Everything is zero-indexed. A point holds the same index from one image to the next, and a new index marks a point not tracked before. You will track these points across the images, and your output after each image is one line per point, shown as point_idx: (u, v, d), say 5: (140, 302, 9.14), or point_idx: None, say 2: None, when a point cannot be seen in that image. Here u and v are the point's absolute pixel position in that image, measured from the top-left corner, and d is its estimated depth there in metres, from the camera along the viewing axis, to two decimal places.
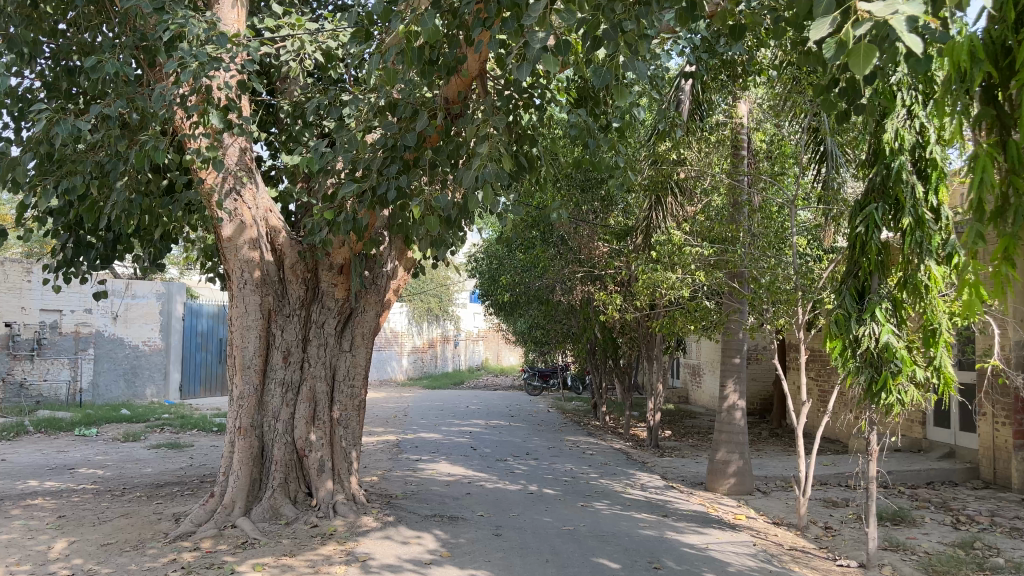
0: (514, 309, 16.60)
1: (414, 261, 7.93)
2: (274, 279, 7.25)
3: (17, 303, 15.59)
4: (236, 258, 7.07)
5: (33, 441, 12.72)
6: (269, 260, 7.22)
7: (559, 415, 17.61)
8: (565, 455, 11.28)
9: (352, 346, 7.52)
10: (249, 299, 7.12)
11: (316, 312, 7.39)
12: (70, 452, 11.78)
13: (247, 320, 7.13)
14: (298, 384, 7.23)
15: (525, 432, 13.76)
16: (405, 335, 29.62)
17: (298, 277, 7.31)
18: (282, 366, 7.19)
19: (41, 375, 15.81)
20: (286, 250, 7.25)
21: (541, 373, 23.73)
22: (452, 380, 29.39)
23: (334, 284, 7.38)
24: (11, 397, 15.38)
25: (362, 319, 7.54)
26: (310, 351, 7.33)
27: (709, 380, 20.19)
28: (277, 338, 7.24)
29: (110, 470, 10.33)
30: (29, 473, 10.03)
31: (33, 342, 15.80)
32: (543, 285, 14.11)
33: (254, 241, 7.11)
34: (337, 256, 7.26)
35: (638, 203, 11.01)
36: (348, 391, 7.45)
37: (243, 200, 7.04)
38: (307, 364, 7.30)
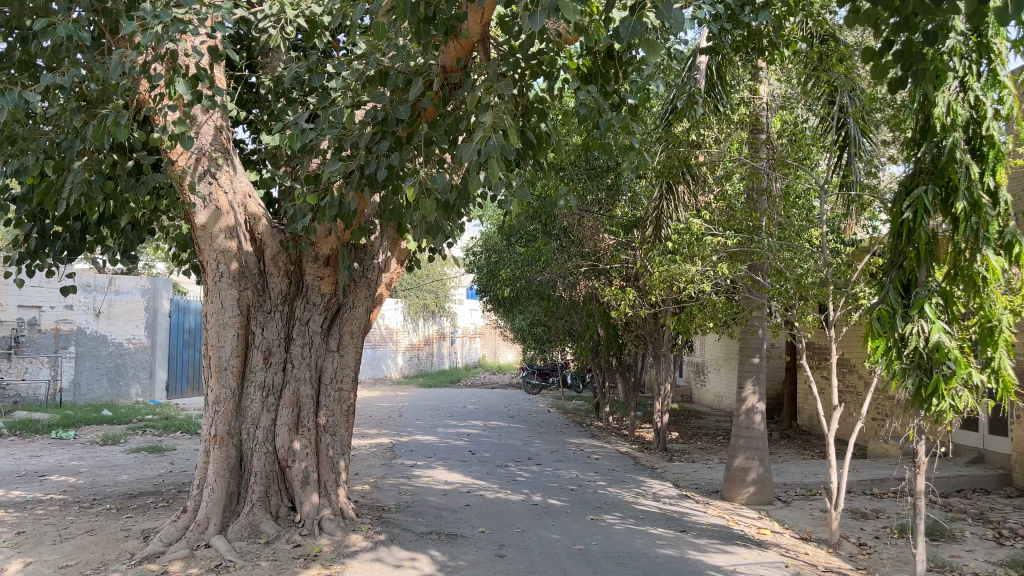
0: (514, 305, 15.94)
1: (408, 252, 7.26)
2: (254, 272, 6.56)
3: None
4: (211, 247, 6.38)
5: (5, 444, 12.00)
6: (248, 250, 6.53)
7: (560, 415, 16.94)
8: (570, 460, 10.61)
9: (339, 345, 6.85)
10: (225, 294, 6.43)
11: (300, 308, 6.71)
12: (42, 457, 11.06)
13: (223, 316, 6.45)
14: (280, 387, 6.56)
15: (525, 435, 13.09)
16: (401, 333, 28.87)
17: (280, 269, 6.63)
18: (262, 368, 6.52)
19: (20, 375, 15.21)
20: (267, 240, 6.56)
21: (540, 371, 23.06)
22: (448, 378, 28.75)
23: (320, 278, 6.70)
24: None
25: (351, 316, 6.88)
26: (294, 351, 6.65)
27: (714, 379, 19.56)
28: (257, 337, 6.56)
29: (82, 477, 9.63)
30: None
31: (10, 340, 15.19)
32: (545, 279, 13.45)
33: (231, 230, 6.41)
34: (322, 246, 6.58)
35: (649, 191, 10.34)
36: (335, 395, 6.79)
37: (218, 183, 6.35)
38: (290, 365, 6.63)
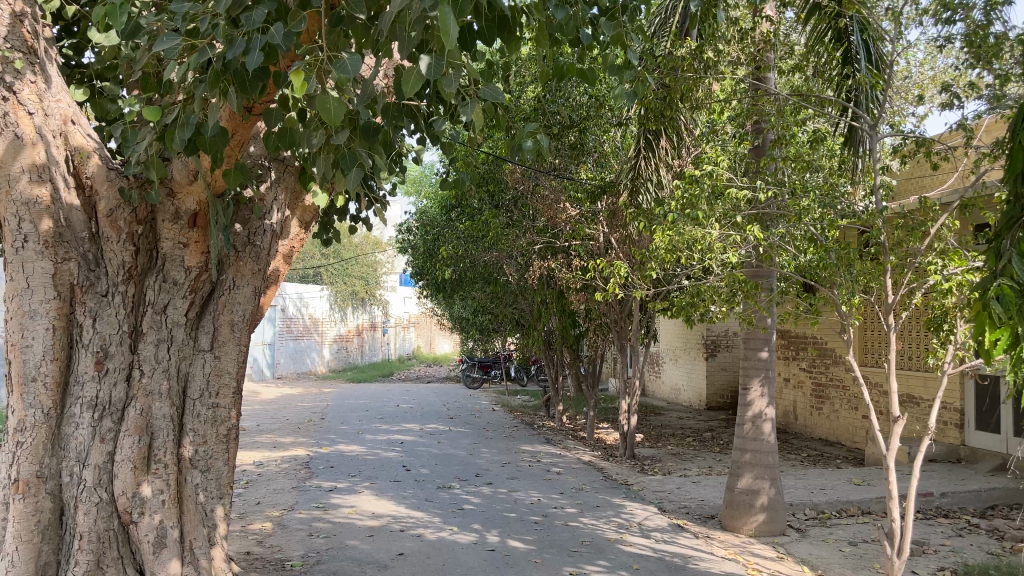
0: (454, 290, 13.94)
1: (314, 210, 5.22)
2: (81, 235, 4.41)
3: None
4: (9, 198, 4.21)
5: None
6: (72, 202, 4.37)
7: (506, 414, 15.04)
8: (527, 477, 8.71)
9: (214, 344, 4.72)
10: (32, 268, 4.27)
11: (154, 289, 4.58)
12: None
13: (31, 302, 4.29)
14: (121, 405, 4.44)
15: (469, 442, 11.16)
16: (327, 323, 26.42)
17: (121, 232, 4.48)
18: (92, 377, 4.38)
19: None
20: (99, 187, 4.42)
21: (481, 363, 21.12)
22: (380, 371, 26.60)
23: (184, 244, 4.58)
24: None
25: (231, 301, 4.77)
26: (143, 353, 4.52)
27: (671, 370, 17.97)
28: (86, 333, 4.41)
29: None
30: None
31: None
32: (490, 259, 11.52)
33: (41, 171, 4.24)
34: (186, 198, 4.47)
35: (628, 150, 8.53)
36: (207, 414, 4.68)
37: (19, 99, 4.16)
38: (137, 373, 4.49)
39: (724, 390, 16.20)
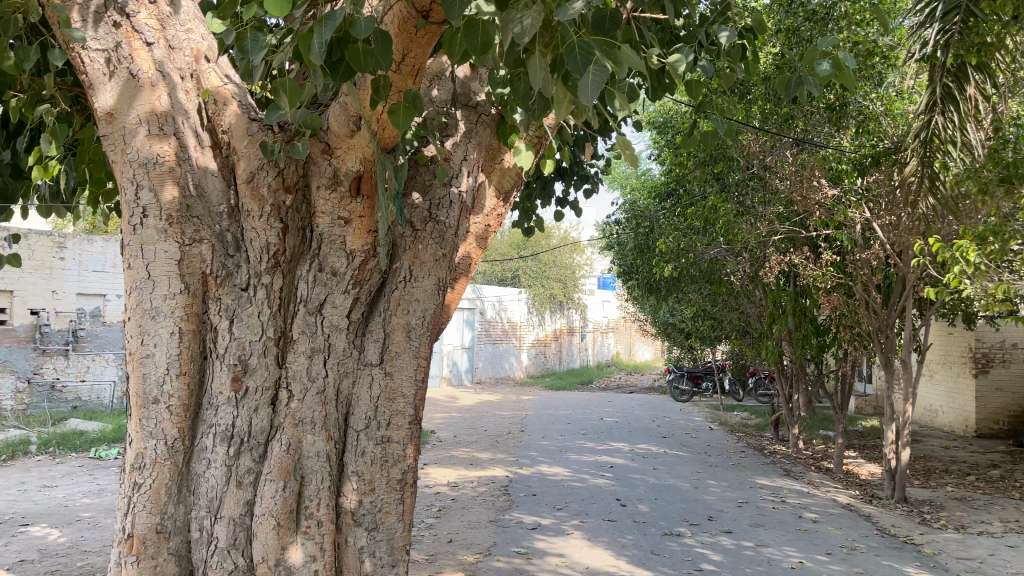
0: (668, 292, 12.28)
1: (517, 174, 3.82)
2: (216, 208, 3.31)
3: (47, 286, 13.03)
4: (125, 159, 3.18)
5: (23, 467, 9.55)
6: (206, 165, 3.29)
7: (726, 435, 13.13)
8: (775, 526, 6.89)
9: (384, 355, 3.43)
10: (153, 250, 3.21)
11: (307, 282, 3.37)
12: (50, 491, 8.46)
13: (155, 297, 3.23)
14: (264, 437, 3.25)
15: (691, 470, 9.47)
16: (525, 327, 25.55)
17: (265, 203, 3.30)
18: (227, 397, 3.25)
19: (79, 375, 13.43)
20: (236, 142, 3.27)
21: (691, 374, 19.14)
22: (579, 378, 25.31)
23: (345, 220, 3.34)
24: (40, 402, 12.87)
25: (408, 298, 3.46)
26: (292, 368, 3.31)
27: (925, 388, 15.15)
28: (222, 339, 3.28)
29: (67, 531, 6.81)
30: None
31: (68, 334, 13.33)
32: (710, 256, 9.82)
33: (163, 121, 3.16)
34: (346, 155, 3.22)
35: (920, 104, 6.50)
36: (374, 451, 3.38)
37: (134, 26, 3.15)
38: (285, 395, 3.30)
39: (999, 414, 13.26)
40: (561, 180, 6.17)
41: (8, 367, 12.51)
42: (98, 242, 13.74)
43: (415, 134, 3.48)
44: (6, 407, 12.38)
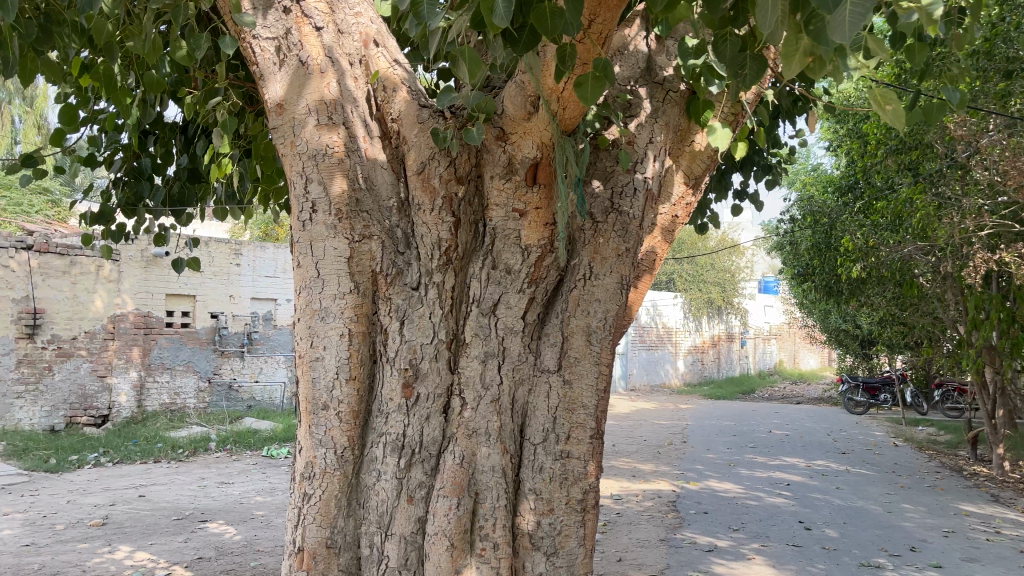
0: (849, 295, 11.26)
1: (711, 158, 3.36)
2: (385, 201, 3.10)
3: (225, 290, 13.78)
4: (295, 151, 3.02)
5: (203, 463, 10.05)
6: (375, 157, 3.09)
7: (915, 453, 11.88)
8: (995, 562, 5.99)
9: (562, 361, 3.08)
10: (322, 247, 3.04)
11: (480, 280, 3.09)
12: (227, 487, 8.81)
13: (323, 298, 3.06)
14: (436, 449, 3.00)
15: (881, 492, 8.54)
16: (681, 333, 24.66)
17: (437, 195, 3.05)
18: (396, 405, 3.02)
19: (254, 376, 14.15)
20: (406, 129, 3.06)
21: (868, 385, 17.59)
22: (740, 387, 24.10)
23: (520, 212, 3.03)
24: (219, 400, 13.62)
25: (589, 298, 3.09)
26: (465, 374, 3.04)
27: None
28: (392, 342, 3.06)
29: (243, 529, 7.00)
30: (140, 528, 6.97)
31: (243, 336, 14.04)
32: (902, 256, 8.84)
33: (332, 110, 2.99)
34: (523, 141, 2.91)
35: None
36: (553, 468, 3.04)
37: (304, 11, 3.01)
38: (457, 403, 3.03)
39: None
40: (739, 172, 5.63)
41: (191, 367, 13.24)
42: (269, 248, 14.42)
43: (596, 115, 3.15)
44: (190, 405, 13.17)
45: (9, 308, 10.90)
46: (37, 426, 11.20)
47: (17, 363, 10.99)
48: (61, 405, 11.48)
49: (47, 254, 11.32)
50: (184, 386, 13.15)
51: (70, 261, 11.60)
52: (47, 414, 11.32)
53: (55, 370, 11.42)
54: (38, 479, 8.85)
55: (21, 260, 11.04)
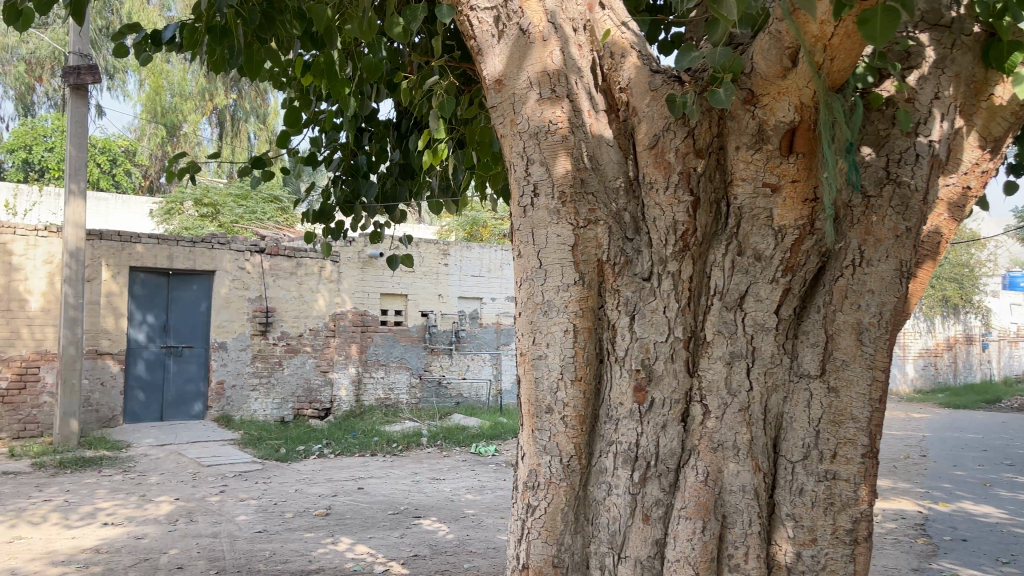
0: None
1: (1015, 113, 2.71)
2: (612, 180, 2.76)
3: (434, 289, 14.16)
4: (515, 130, 2.76)
5: (416, 458, 10.31)
6: (601, 133, 2.77)
7: None
8: None
9: (824, 363, 2.59)
10: (544, 234, 2.75)
11: (723, 268, 2.65)
12: (438, 483, 8.95)
13: (546, 290, 2.77)
14: (675, 462, 2.62)
15: None
16: (909, 334, 22.39)
17: (673, 170, 2.66)
18: (628, 410, 2.67)
19: (461, 373, 14.44)
20: (636, 97, 2.71)
21: None
22: (983, 395, 21.45)
23: (772, 187, 2.58)
24: (430, 397, 14.04)
25: (859, 288, 2.57)
26: (707, 377, 2.62)
27: None
28: (622, 339, 2.71)
29: (455, 527, 6.99)
30: (359, 520, 7.18)
31: (451, 335, 14.36)
32: None
33: (553, 81, 2.70)
34: (778, 102, 2.46)
35: None
36: (816, 491, 2.56)
37: None
38: (699, 410, 2.62)
39: None
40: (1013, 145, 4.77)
41: (404, 363, 13.72)
42: (475, 248, 14.66)
43: (869, 68, 2.63)
44: (402, 400, 13.65)
45: (246, 307, 11.85)
46: (269, 417, 12.09)
47: (252, 358, 11.93)
48: (290, 398, 12.32)
49: (278, 257, 12.22)
50: (397, 382, 13.64)
51: (297, 263, 12.43)
52: (277, 406, 12.18)
53: (285, 364, 12.27)
54: (270, 467, 9.47)
55: (256, 263, 11.99)
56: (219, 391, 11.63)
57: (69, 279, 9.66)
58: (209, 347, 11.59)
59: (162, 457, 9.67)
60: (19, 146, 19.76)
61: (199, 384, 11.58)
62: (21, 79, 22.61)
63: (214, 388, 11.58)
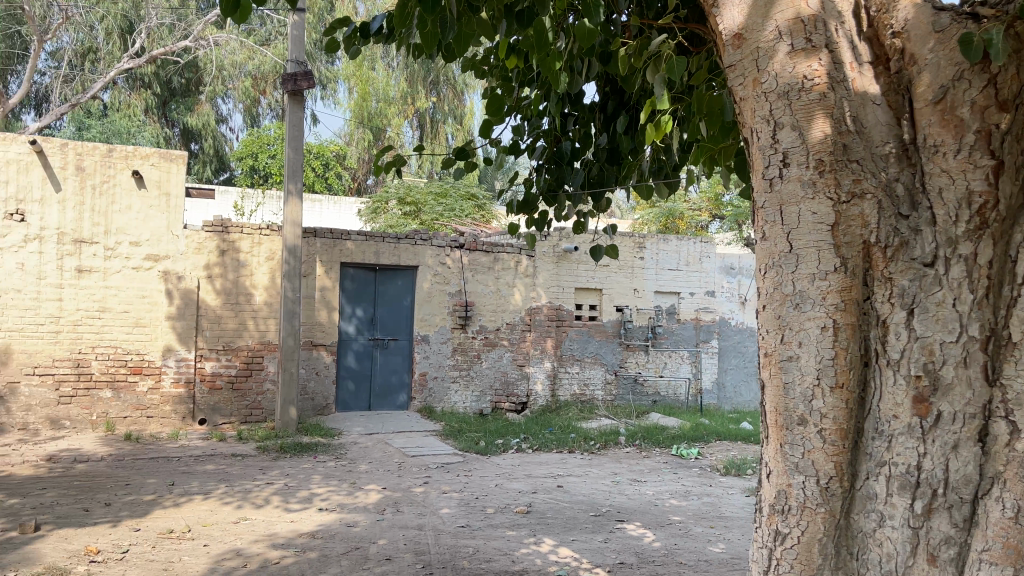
0: None
1: None
2: (882, 145, 2.29)
3: (630, 284, 13.54)
4: (758, 90, 2.37)
5: (615, 458, 9.99)
6: (865, 88, 2.32)
7: None
8: None
9: None
10: (795, 212, 2.33)
11: None
12: (640, 486, 8.58)
13: (797, 278, 2.33)
14: (970, 493, 2.09)
15: None
16: None
17: (966, 128, 2.15)
18: (905, 426, 2.19)
19: (658, 371, 13.67)
20: (916, 48, 2.27)
21: None
22: None
23: None
24: (624, 394, 13.44)
25: None
26: (1016, 388, 2.05)
27: None
28: (896, 339, 2.22)
29: (661, 535, 6.60)
30: (560, 521, 6.99)
31: (647, 331, 13.62)
32: None
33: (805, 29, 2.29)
34: None
35: None
36: None
37: None
38: (1003, 429, 2.05)
39: None
40: None
41: (599, 359, 13.29)
42: (672, 241, 13.85)
43: None
44: (597, 397, 13.23)
45: (446, 302, 12.10)
46: (469, 409, 12.28)
47: (452, 351, 12.18)
48: (488, 390, 12.45)
49: (476, 252, 12.36)
50: (592, 378, 13.23)
51: (494, 258, 12.51)
52: (476, 398, 12.36)
53: (483, 358, 12.41)
54: (471, 460, 9.55)
55: (455, 258, 12.20)
56: (422, 382, 11.97)
57: (288, 275, 10.27)
58: (413, 340, 11.95)
59: (371, 445, 10.05)
60: (247, 155, 21.64)
61: (404, 375, 11.97)
62: (248, 93, 24.75)
63: (418, 379, 11.93)
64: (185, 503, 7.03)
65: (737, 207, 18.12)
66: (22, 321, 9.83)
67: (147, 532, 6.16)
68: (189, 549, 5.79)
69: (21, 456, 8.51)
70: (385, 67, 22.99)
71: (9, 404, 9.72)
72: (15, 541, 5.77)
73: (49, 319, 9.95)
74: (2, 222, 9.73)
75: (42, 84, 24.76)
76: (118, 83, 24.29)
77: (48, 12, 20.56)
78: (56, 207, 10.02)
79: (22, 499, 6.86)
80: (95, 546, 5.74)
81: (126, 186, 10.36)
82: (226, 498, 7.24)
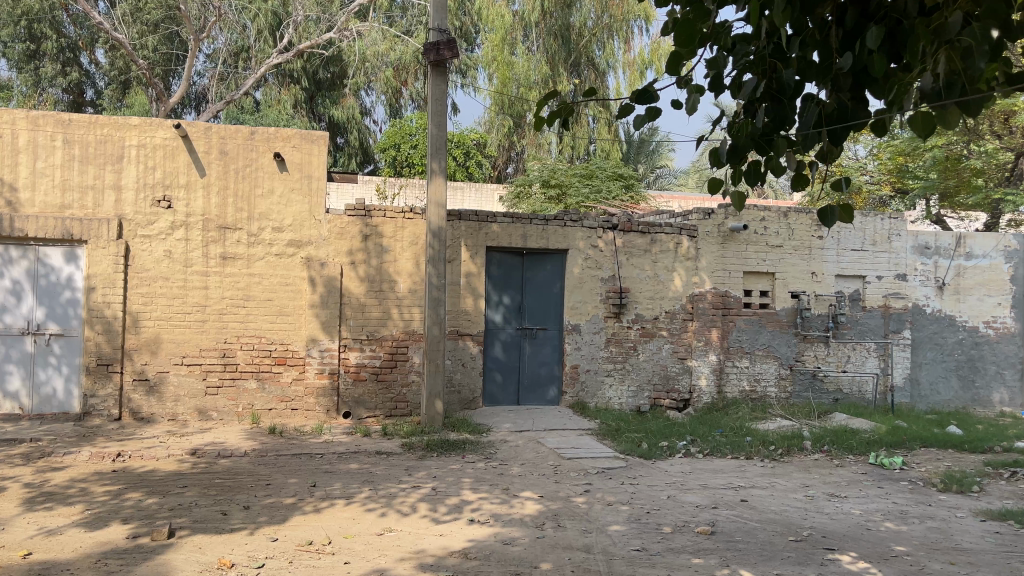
0: None
1: None
2: None
3: (807, 267, 11.94)
4: None
5: (803, 467, 8.60)
6: None
7: None
8: None
9: None
10: None
11: None
12: (842, 503, 7.20)
13: None
14: None
15: None
16: None
17: None
18: None
19: (841, 365, 12.02)
20: None
21: None
22: None
23: None
24: (802, 391, 11.90)
25: None
26: None
27: None
28: None
29: (891, 572, 5.28)
30: (755, 547, 5.79)
31: (828, 320, 11.98)
32: None
33: None
34: None
35: None
36: None
37: None
38: None
39: None
40: None
41: (772, 352, 11.73)
42: (857, 218, 12.21)
43: None
44: (770, 394, 11.73)
45: (598, 288, 11.06)
46: (625, 406, 11.20)
47: (606, 342, 11.12)
48: (646, 385, 11.31)
49: (631, 233, 11.22)
50: (765, 373, 11.72)
51: (651, 240, 11.32)
52: (633, 394, 11.27)
53: (640, 349, 11.28)
54: (634, 465, 8.45)
55: (608, 240, 11.12)
56: (574, 376, 10.99)
57: (432, 259, 9.54)
58: (563, 330, 10.98)
59: (522, 444, 9.18)
60: (390, 145, 21.39)
61: (554, 368, 11.02)
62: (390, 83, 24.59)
63: (569, 372, 10.95)
64: (326, 508, 6.38)
65: (925, 180, 15.91)
66: (170, 310, 9.64)
67: (284, 543, 5.50)
68: (329, 567, 5.07)
69: (166, 449, 8.20)
70: (525, 49, 22.05)
71: (161, 394, 9.59)
72: (147, 549, 5.25)
73: (196, 307, 9.72)
74: (150, 209, 9.61)
75: (199, 84, 25.64)
76: (268, 79, 24.80)
77: (202, 13, 21.10)
78: (201, 192, 9.77)
79: (162, 499, 6.42)
80: (229, 558, 5.13)
81: (267, 169, 9.99)
82: (368, 504, 6.53)
